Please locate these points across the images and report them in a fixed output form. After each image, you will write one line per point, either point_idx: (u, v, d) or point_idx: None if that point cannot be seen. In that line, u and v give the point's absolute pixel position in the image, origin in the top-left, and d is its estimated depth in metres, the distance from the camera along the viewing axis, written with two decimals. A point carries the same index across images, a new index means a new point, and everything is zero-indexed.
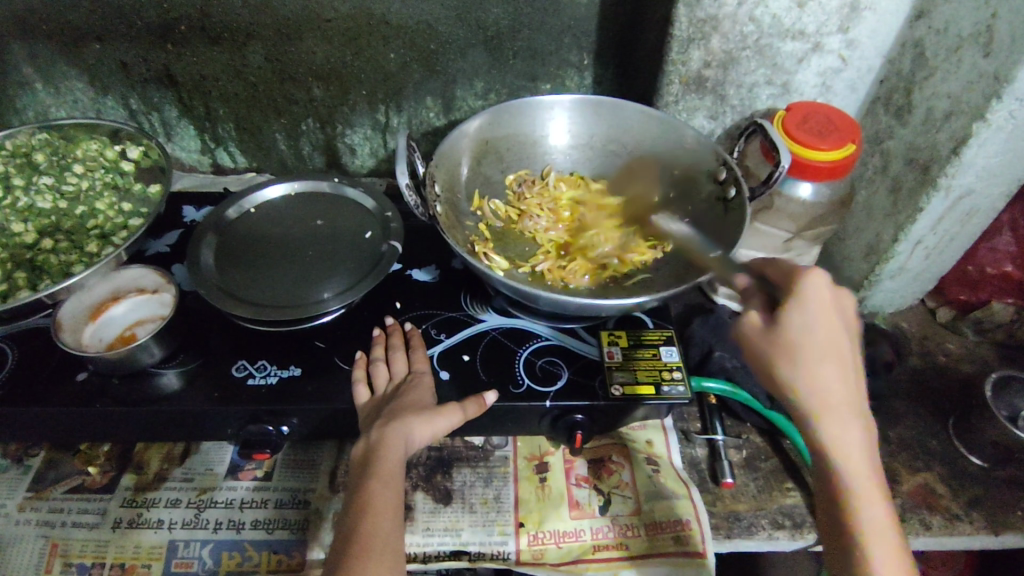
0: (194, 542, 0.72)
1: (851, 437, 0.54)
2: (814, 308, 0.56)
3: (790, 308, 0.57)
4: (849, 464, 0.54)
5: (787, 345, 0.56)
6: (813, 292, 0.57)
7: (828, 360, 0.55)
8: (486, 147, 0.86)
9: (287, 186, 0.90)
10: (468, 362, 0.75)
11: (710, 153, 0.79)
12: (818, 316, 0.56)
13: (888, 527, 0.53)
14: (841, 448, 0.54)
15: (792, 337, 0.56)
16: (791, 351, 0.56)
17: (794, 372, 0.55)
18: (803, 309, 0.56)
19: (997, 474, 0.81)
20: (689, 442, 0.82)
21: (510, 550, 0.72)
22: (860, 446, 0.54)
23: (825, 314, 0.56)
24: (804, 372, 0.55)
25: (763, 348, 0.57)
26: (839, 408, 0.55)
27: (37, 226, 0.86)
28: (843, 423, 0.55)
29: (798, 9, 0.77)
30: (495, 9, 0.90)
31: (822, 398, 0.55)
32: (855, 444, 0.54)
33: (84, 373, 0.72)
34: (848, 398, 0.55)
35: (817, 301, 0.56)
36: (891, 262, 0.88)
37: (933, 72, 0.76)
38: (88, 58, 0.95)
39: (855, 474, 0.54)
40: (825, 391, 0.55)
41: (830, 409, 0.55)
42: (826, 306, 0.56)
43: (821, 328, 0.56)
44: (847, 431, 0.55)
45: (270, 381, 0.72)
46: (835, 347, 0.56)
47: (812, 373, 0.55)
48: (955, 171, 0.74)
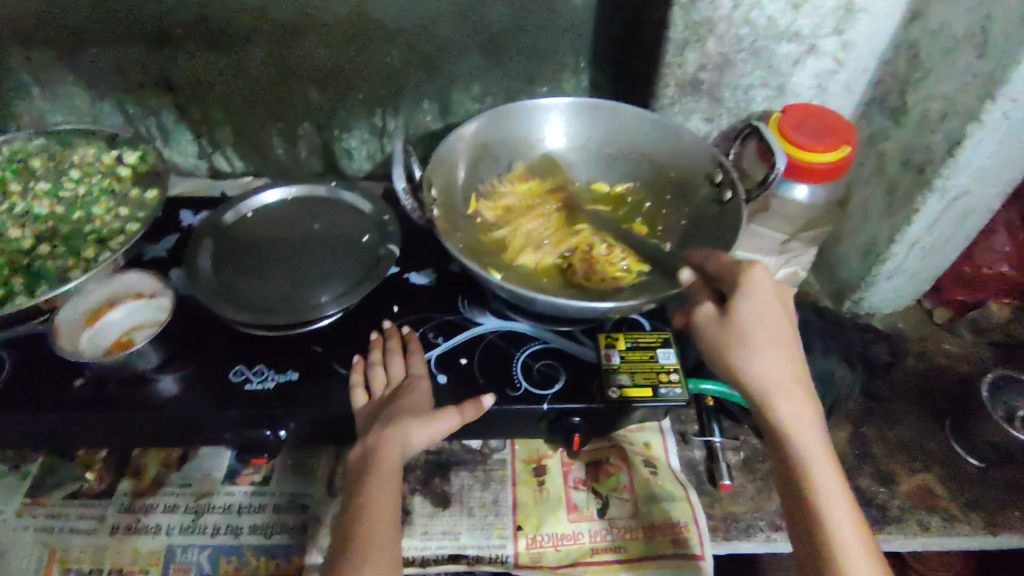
0: (192, 548, 0.72)
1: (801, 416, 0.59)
2: (761, 296, 0.61)
3: (740, 300, 0.59)
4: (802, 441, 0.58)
5: (743, 332, 0.60)
6: (759, 282, 0.62)
7: (777, 346, 0.60)
8: (482, 150, 0.86)
9: (284, 190, 0.90)
10: (465, 365, 0.75)
11: (705, 154, 0.80)
12: (769, 311, 0.59)
13: (840, 496, 0.57)
14: (794, 428, 0.59)
15: (747, 323, 0.60)
16: (746, 337, 0.60)
17: (746, 357, 0.60)
18: (754, 302, 0.59)
19: (995, 474, 0.81)
20: (687, 444, 0.83)
21: (508, 553, 0.72)
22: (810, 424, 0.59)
23: (774, 303, 0.61)
24: (756, 360, 0.60)
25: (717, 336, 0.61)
26: (789, 390, 0.60)
27: (36, 232, 0.86)
28: (793, 401, 0.59)
29: (793, 11, 0.77)
30: (491, 12, 0.90)
31: (771, 380, 0.59)
32: (806, 422, 0.59)
33: (82, 378, 0.72)
34: (796, 382, 0.60)
35: (763, 290, 0.61)
36: (887, 263, 0.88)
37: (928, 73, 0.76)
38: (85, 63, 0.95)
39: (808, 449, 0.58)
40: (775, 376, 0.59)
41: (780, 390, 0.59)
42: (773, 295, 0.61)
43: (772, 316, 0.60)
44: (797, 411, 0.59)
45: (267, 386, 0.72)
46: (785, 334, 0.60)
47: (763, 360, 0.60)
48: (950, 172, 0.75)
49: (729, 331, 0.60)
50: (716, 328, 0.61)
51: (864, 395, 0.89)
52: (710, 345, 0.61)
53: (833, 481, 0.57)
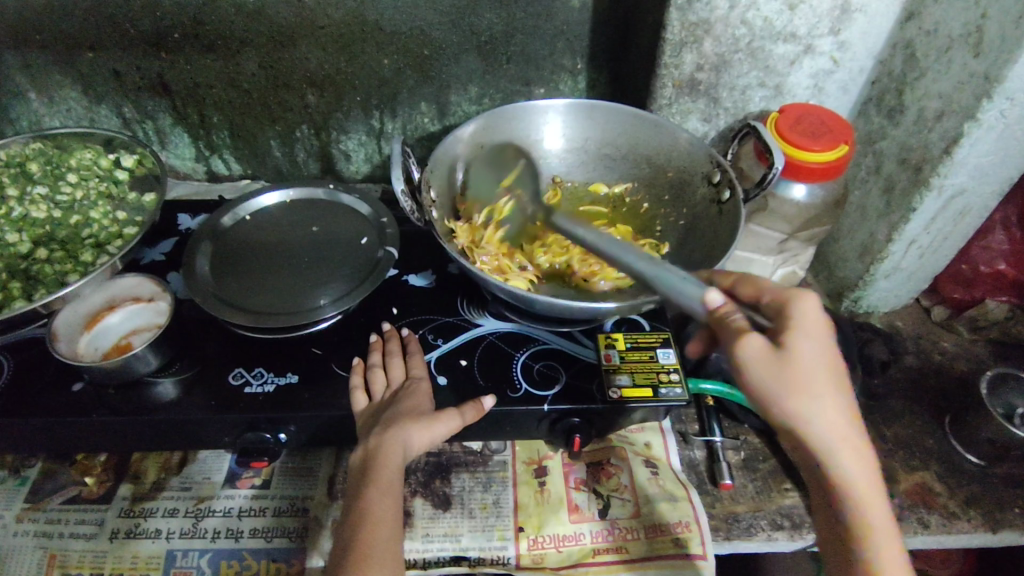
0: (192, 552, 0.72)
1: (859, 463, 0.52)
2: (817, 337, 0.51)
3: (801, 340, 0.51)
4: (864, 491, 0.53)
5: (805, 386, 0.50)
6: (811, 319, 0.52)
7: (839, 388, 0.51)
8: (480, 151, 0.86)
9: (282, 193, 0.90)
10: (465, 366, 0.75)
11: (703, 154, 0.80)
12: (824, 345, 0.52)
13: (893, 538, 0.54)
14: (853, 476, 0.53)
15: (808, 374, 0.50)
16: (807, 390, 0.50)
17: (813, 412, 0.51)
18: (813, 339, 0.51)
19: (994, 472, 0.82)
20: (687, 444, 0.83)
21: (509, 555, 0.72)
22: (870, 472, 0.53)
23: (829, 345, 0.52)
24: (824, 415, 0.51)
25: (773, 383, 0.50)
26: (854, 445, 0.52)
27: (32, 236, 0.85)
28: (856, 456, 0.52)
29: (790, 12, 0.78)
30: (488, 14, 0.90)
31: (836, 431, 0.51)
32: (867, 470, 0.53)
33: (80, 383, 0.72)
34: (857, 429, 0.52)
35: (816, 327, 0.52)
36: (885, 262, 0.88)
37: (924, 73, 0.76)
38: (82, 67, 0.95)
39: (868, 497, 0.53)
40: (841, 429, 0.52)
41: (844, 444, 0.52)
42: (826, 332, 0.52)
43: (830, 360, 0.51)
44: (859, 461, 0.53)
45: (267, 389, 0.72)
46: (842, 376, 0.52)
47: (829, 413, 0.51)
48: (947, 171, 0.75)
49: (792, 385, 0.50)
50: (775, 383, 0.50)
51: (863, 393, 0.89)
52: (764, 400, 0.51)
53: (885, 525, 0.54)
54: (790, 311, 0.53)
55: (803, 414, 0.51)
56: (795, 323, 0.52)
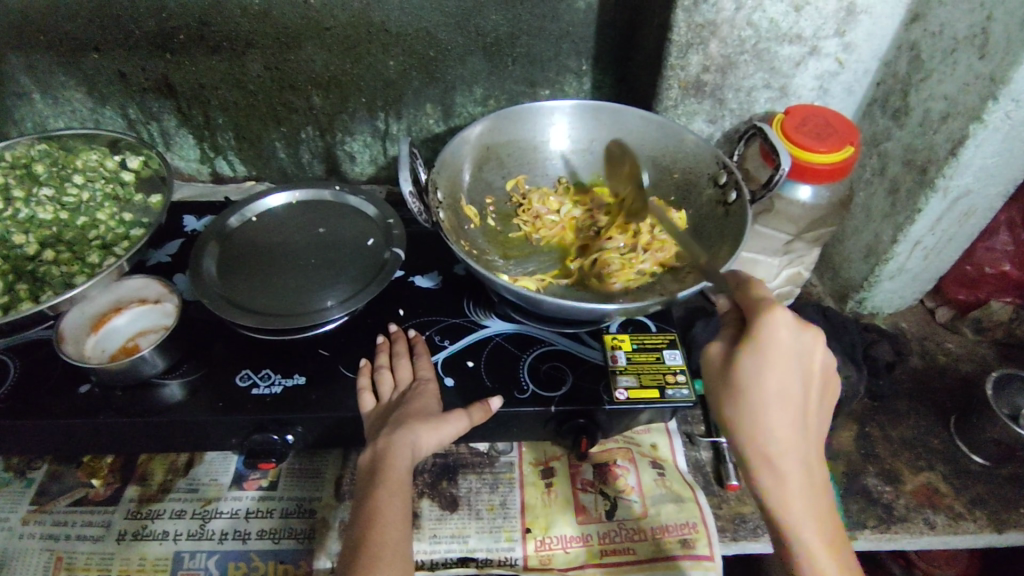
0: (200, 553, 0.72)
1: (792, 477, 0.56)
2: (767, 357, 0.55)
3: (748, 354, 0.55)
4: (785, 502, 0.57)
5: (737, 394, 0.56)
6: (771, 338, 0.54)
7: (778, 408, 0.56)
8: (486, 153, 0.86)
9: (288, 195, 0.90)
10: (473, 367, 0.75)
11: (709, 155, 0.80)
12: (772, 365, 0.55)
13: (817, 555, 0.56)
14: (780, 485, 0.57)
15: (741, 385, 0.56)
16: (738, 399, 0.56)
17: (737, 417, 0.57)
18: (760, 356, 0.55)
19: (1000, 472, 0.82)
20: (693, 444, 0.83)
21: (517, 556, 0.72)
22: (799, 486, 0.57)
23: (781, 364, 0.55)
24: (749, 422, 0.56)
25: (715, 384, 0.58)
26: (781, 459, 0.56)
27: (38, 238, 0.85)
28: (779, 470, 0.57)
29: (795, 14, 0.78)
30: (493, 16, 0.91)
31: (767, 442, 0.56)
32: (794, 484, 0.57)
33: (88, 385, 0.72)
34: (791, 448, 0.56)
35: (773, 350, 0.55)
36: (890, 263, 0.89)
37: (930, 74, 0.77)
38: (87, 68, 0.95)
39: (793, 511, 0.57)
40: (766, 441, 0.56)
41: (770, 455, 0.56)
42: (783, 354, 0.55)
43: (774, 378, 0.55)
44: (784, 475, 0.57)
45: (275, 390, 0.72)
46: (786, 398, 0.56)
47: (754, 420, 0.56)
48: (953, 172, 0.76)
49: (723, 387, 0.57)
50: (714, 382, 0.58)
51: (869, 394, 0.89)
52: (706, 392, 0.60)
53: (815, 546, 0.56)
54: (755, 325, 0.55)
55: (729, 414, 0.58)
56: (751, 336, 0.55)
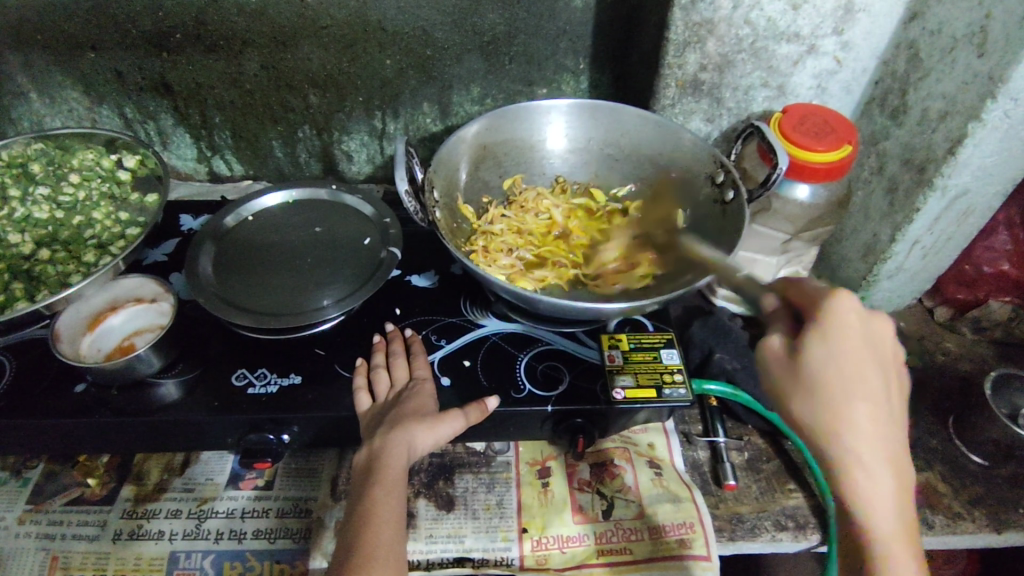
0: (195, 553, 0.72)
1: (878, 480, 0.51)
2: (836, 341, 0.53)
3: (814, 339, 0.53)
4: (875, 509, 0.51)
5: (811, 386, 0.53)
6: (836, 319, 0.53)
7: (858, 396, 0.51)
8: (483, 152, 0.86)
9: (285, 193, 0.90)
10: (469, 367, 0.75)
11: (706, 153, 0.79)
12: (843, 350, 0.52)
13: (903, 552, 0.51)
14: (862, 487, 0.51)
15: (814, 374, 0.52)
16: (815, 387, 0.52)
17: (815, 414, 0.52)
18: (830, 338, 0.53)
19: (998, 473, 0.82)
20: (690, 444, 0.82)
21: (513, 556, 0.72)
22: (885, 485, 0.51)
23: (850, 349, 0.52)
24: (827, 418, 0.52)
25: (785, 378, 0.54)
26: (866, 456, 0.51)
27: (34, 237, 0.85)
28: (866, 467, 0.51)
29: (793, 12, 0.77)
30: (490, 14, 0.90)
31: (848, 438, 0.51)
32: (881, 484, 0.51)
33: (83, 384, 0.72)
34: (877, 442, 0.51)
35: (844, 329, 0.53)
36: (888, 262, 0.88)
37: (928, 73, 0.76)
38: (84, 68, 0.95)
39: (882, 518, 0.51)
40: (852, 438, 0.51)
41: (855, 455, 0.51)
42: (851, 337, 0.53)
43: (847, 366, 0.52)
44: (872, 475, 0.51)
45: (270, 390, 0.72)
46: (863, 386, 0.52)
47: (835, 415, 0.52)
48: (951, 171, 0.75)
49: (797, 379, 0.53)
50: (785, 375, 0.54)
51: None
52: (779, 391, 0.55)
53: (903, 556, 0.51)
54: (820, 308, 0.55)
55: (802, 412, 0.53)
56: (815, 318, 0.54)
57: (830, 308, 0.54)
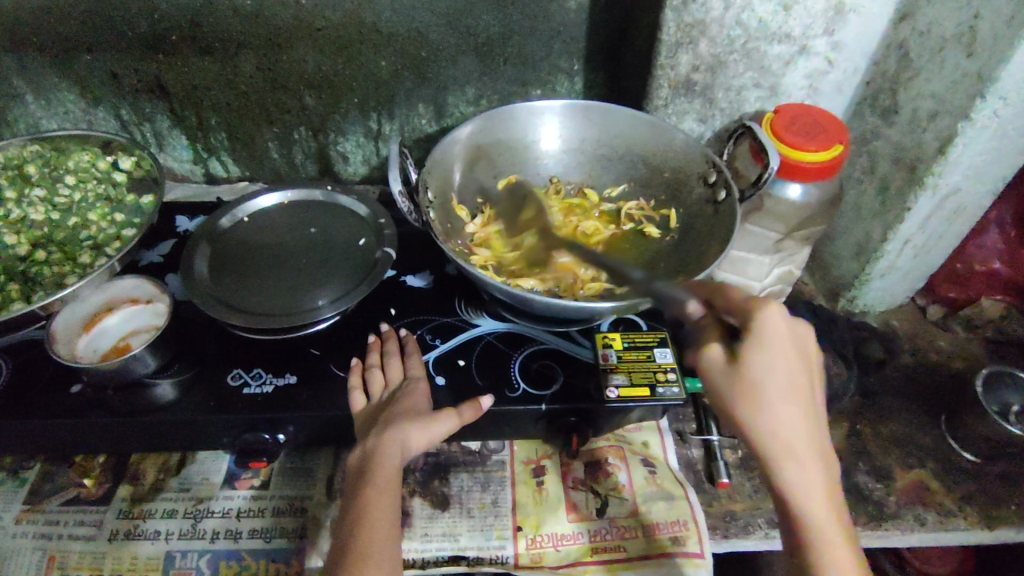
0: (191, 553, 0.72)
1: (807, 475, 0.55)
2: (770, 348, 0.55)
3: (750, 347, 0.55)
4: (807, 502, 0.55)
5: (750, 392, 0.55)
6: (769, 328, 0.55)
7: (787, 400, 0.55)
8: (477, 153, 0.86)
9: (281, 195, 0.90)
10: (463, 366, 0.76)
11: (699, 154, 0.80)
12: (775, 356, 0.55)
13: (838, 545, 0.54)
14: (795, 482, 0.55)
15: (749, 380, 0.55)
16: (749, 392, 0.55)
17: (753, 416, 0.56)
18: (760, 346, 0.55)
19: (989, 469, 0.82)
20: (684, 443, 0.83)
21: (508, 554, 0.72)
22: (813, 480, 0.55)
23: (782, 355, 0.55)
24: (759, 419, 0.55)
25: (720, 383, 0.57)
26: (799, 451, 0.55)
27: (31, 238, 0.85)
28: (796, 462, 0.55)
29: (784, 13, 0.78)
30: (484, 16, 0.91)
31: (780, 437, 0.55)
32: (813, 478, 0.55)
33: (78, 385, 0.72)
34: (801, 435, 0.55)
35: (771, 336, 0.55)
36: (880, 261, 0.89)
37: (918, 73, 0.77)
38: (80, 70, 0.95)
39: (818, 514, 0.54)
40: (781, 433, 0.55)
41: (785, 449, 0.55)
42: (783, 343, 0.55)
43: (778, 368, 0.55)
44: (800, 467, 0.55)
45: (266, 390, 0.72)
46: (791, 387, 0.55)
47: (766, 416, 0.55)
48: (942, 170, 0.76)
49: (735, 386, 0.56)
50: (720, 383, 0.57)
51: (859, 392, 0.89)
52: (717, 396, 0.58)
53: (837, 546, 0.54)
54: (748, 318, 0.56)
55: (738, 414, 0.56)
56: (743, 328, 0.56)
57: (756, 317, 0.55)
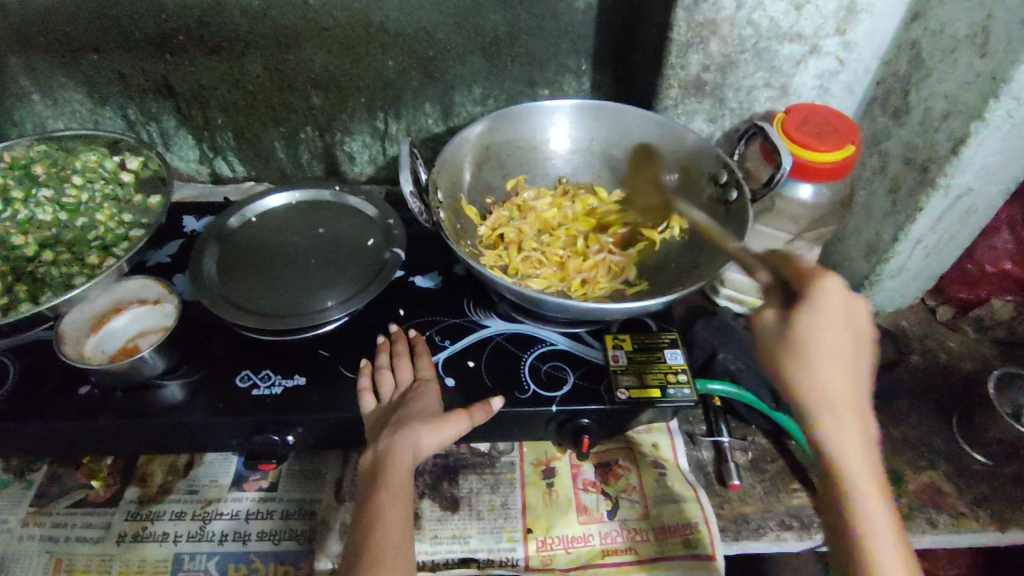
0: (200, 555, 0.72)
1: (856, 443, 0.55)
2: (827, 314, 0.56)
3: (804, 311, 0.57)
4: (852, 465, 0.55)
5: (800, 354, 0.56)
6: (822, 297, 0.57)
7: (842, 368, 0.55)
8: (487, 153, 0.86)
9: (289, 195, 0.90)
10: (473, 368, 0.75)
11: (710, 154, 0.79)
12: (829, 325, 0.56)
13: (880, 511, 0.55)
14: (841, 447, 0.55)
15: (798, 342, 0.56)
16: (802, 356, 0.56)
17: (803, 380, 0.56)
18: (818, 316, 0.56)
19: (1002, 471, 0.82)
20: (694, 444, 0.82)
21: (518, 556, 0.72)
22: (860, 448, 0.55)
23: (838, 324, 0.56)
24: (812, 384, 0.55)
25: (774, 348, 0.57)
26: (844, 415, 0.55)
27: (38, 239, 0.85)
28: (841, 428, 0.55)
29: (796, 12, 0.78)
30: (493, 15, 0.90)
31: (829, 401, 0.55)
32: (861, 449, 0.55)
33: (86, 386, 0.72)
34: (851, 404, 0.56)
35: (831, 308, 0.56)
36: (891, 262, 0.88)
37: (930, 72, 0.76)
38: (86, 69, 0.95)
39: (860, 482, 0.55)
40: (832, 399, 0.55)
41: (834, 414, 0.55)
42: (837, 313, 0.56)
43: (834, 337, 0.55)
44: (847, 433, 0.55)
45: (275, 391, 0.72)
46: (842, 357, 0.55)
47: (820, 381, 0.55)
48: (954, 171, 0.75)
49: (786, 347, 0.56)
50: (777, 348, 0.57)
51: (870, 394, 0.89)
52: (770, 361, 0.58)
53: (877, 512, 0.55)
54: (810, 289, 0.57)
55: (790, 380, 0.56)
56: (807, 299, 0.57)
57: (819, 291, 0.57)
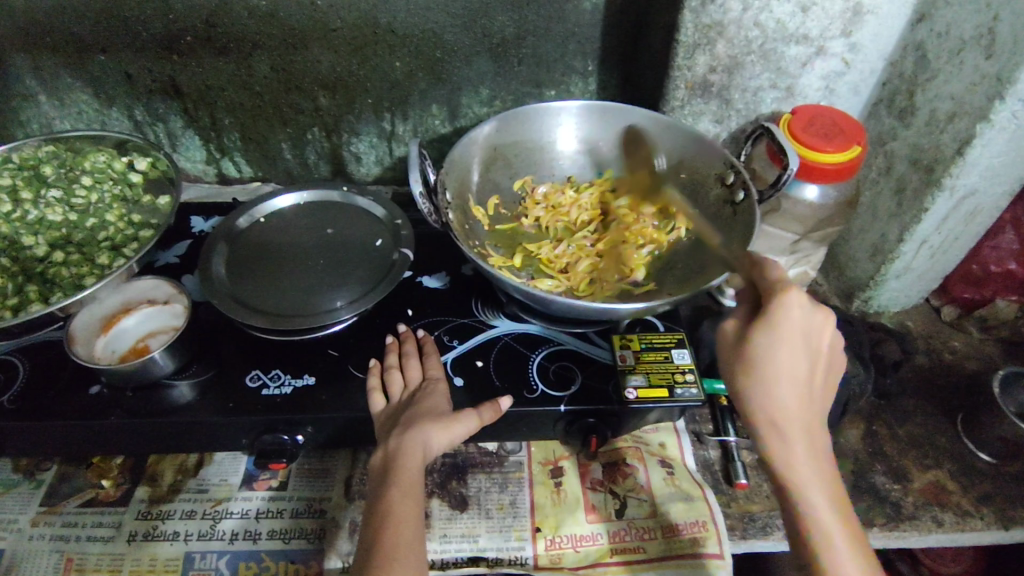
0: (211, 553, 0.72)
1: (800, 450, 0.58)
2: (777, 329, 0.57)
3: (756, 328, 0.58)
4: (797, 473, 0.58)
5: (749, 365, 0.59)
6: (782, 316, 0.56)
7: (787, 380, 0.58)
8: (494, 153, 0.86)
9: (297, 196, 0.91)
10: (481, 368, 0.76)
11: (717, 155, 0.80)
12: (779, 340, 0.57)
13: (827, 516, 0.57)
14: (787, 454, 0.58)
15: (753, 358, 0.58)
16: (750, 366, 0.59)
17: (750, 388, 0.59)
18: (768, 330, 0.57)
19: (1006, 470, 0.82)
20: (701, 444, 0.83)
21: (527, 555, 0.72)
22: (804, 455, 0.58)
23: (788, 335, 0.57)
24: (760, 393, 0.59)
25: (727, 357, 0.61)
26: (790, 424, 0.58)
27: (48, 239, 0.85)
28: (787, 439, 0.58)
29: (802, 14, 0.78)
30: (500, 17, 0.91)
31: (775, 411, 0.58)
32: (804, 455, 0.58)
33: (97, 386, 0.72)
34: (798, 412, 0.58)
35: (783, 322, 0.56)
36: (896, 262, 0.89)
37: (936, 74, 0.77)
38: (94, 70, 0.95)
39: (806, 489, 0.58)
40: (777, 407, 0.58)
41: (780, 422, 0.58)
42: (789, 328, 0.57)
43: (782, 350, 0.57)
44: (793, 440, 0.58)
45: (285, 391, 0.72)
46: (794, 371, 0.58)
47: (764, 390, 0.58)
48: (959, 172, 0.76)
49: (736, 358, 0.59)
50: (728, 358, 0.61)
51: (875, 393, 0.89)
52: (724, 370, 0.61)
53: (825, 516, 0.57)
54: (766, 304, 0.57)
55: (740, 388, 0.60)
56: (761, 313, 0.58)
57: (773, 306, 0.57)
